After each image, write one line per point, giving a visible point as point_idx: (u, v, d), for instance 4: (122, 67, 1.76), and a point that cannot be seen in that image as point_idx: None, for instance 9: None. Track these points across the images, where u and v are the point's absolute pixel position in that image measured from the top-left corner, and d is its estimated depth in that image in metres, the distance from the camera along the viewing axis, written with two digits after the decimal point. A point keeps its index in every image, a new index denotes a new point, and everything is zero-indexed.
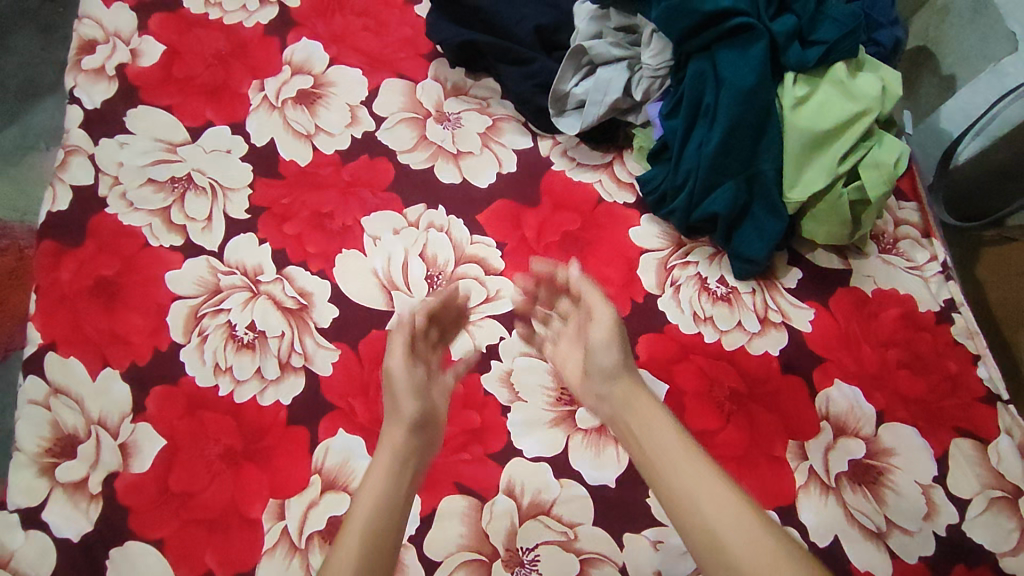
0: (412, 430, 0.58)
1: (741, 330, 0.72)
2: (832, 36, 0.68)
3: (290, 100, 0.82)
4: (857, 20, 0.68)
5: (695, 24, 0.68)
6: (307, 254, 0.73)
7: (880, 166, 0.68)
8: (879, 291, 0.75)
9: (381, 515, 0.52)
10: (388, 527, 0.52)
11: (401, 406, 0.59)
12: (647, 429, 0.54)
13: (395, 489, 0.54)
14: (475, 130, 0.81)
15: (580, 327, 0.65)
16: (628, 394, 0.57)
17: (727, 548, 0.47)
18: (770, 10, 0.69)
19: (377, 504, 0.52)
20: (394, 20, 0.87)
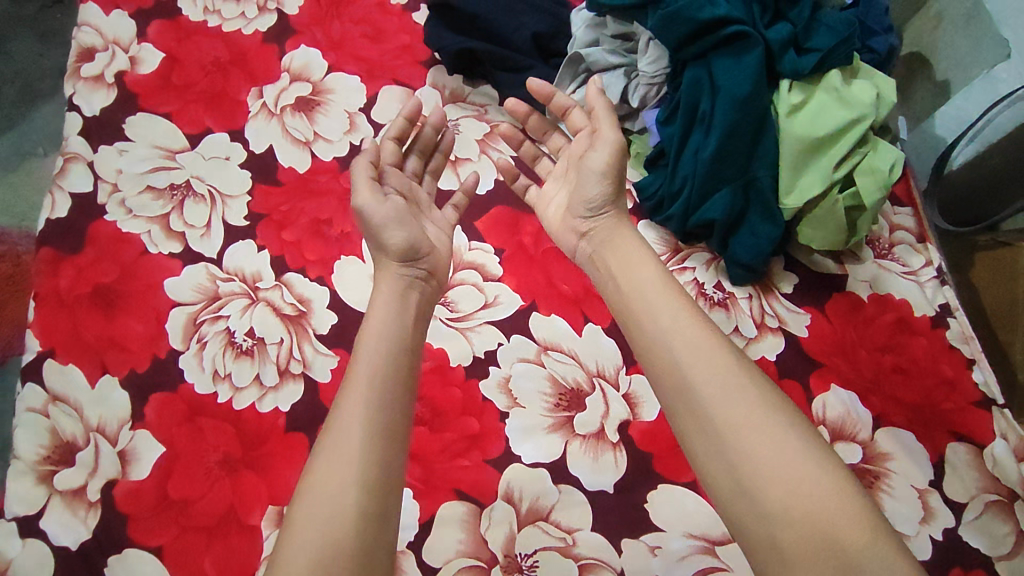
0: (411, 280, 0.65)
1: (738, 335, 0.72)
2: (826, 44, 0.69)
3: (289, 108, 0.82)
4: (850, 28, 0.69)
5: (690, 32, 0.68)
6: (306, 261, 0.73)
7: (874, 173, 0.69)
8: (875, 296, 0.75)
9: (383, 373, 0.57)
10: (395, 383, 0.56)
11: (389, 239, 0.64)
12: (644, 299, 0.60)
13: (397, 328, 0.60)
14: (474, 137, 0.81)
15: (574, 160, 0.70)
16: (613, 228, 0.65)
17: (713, 403, 0.52)
18: (764, 18, 0.70)
19: (380, 360, 0.57)
20: (392, 27, 0.88)
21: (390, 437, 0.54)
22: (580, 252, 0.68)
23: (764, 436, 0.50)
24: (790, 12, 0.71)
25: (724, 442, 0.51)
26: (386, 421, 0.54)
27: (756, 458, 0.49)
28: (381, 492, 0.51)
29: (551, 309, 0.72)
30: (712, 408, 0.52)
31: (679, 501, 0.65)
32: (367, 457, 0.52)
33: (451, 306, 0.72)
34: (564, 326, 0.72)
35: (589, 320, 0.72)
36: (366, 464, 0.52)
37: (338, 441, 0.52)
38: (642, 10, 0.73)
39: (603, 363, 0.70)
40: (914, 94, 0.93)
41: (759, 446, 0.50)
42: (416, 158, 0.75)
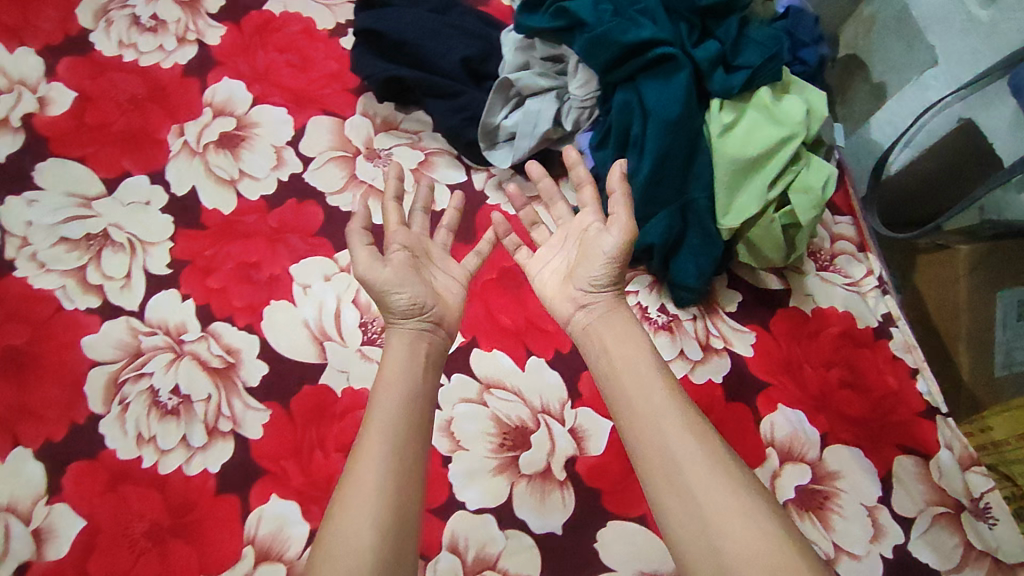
0: (419, 331, 0.60)
1: (683, 358, 0.72)
2: (755, 60, 0.66)
3: (212, 144, 0.79)
4: (771, 45, 0.67)
5: (617, 57, 0.66)
6: (233, 308, 0.71)
7: (808, 191, 0.66)
8: (819, 310, 0.75)
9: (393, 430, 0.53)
10: (411, 438, 0.54)
11: (392, 301, 0.59)
12: (635, 375, 0.55)
13: (412, 382, 0.57)
14: (407, 166, 0.79)
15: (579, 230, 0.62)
16: (612, 307, 0.60)
17: (701, 498, 0.48)
18: (690, 35, 0.67)
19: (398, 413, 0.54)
20: (319, 53, 0.84)
21: (406, 491, 0.51)
22: (576, 325, 0.61)
23: (748, 529, 0.46)
24: (715, 27, 0.68)
25: (713, 545, 0.46)
26: (403, 467, 0.51)
27: (739, 553, 0.45)
28: (400, 538, 0.49)
29: (493, 344, 0.70)
30: (701, 505, 0.48)
31: (628, 537, 0.63)
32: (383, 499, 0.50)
33: None
34: (506, 360, 0.70)
35: (531, 353, 0.70)
36: (380, 507, 0.49)
37: (354, 484, 0.50)
38: (568, 32, 0.69)
39: (548, 399, 0.68)
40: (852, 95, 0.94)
41: (749, 555, 0.45)
42: (422, 215, 0.65)
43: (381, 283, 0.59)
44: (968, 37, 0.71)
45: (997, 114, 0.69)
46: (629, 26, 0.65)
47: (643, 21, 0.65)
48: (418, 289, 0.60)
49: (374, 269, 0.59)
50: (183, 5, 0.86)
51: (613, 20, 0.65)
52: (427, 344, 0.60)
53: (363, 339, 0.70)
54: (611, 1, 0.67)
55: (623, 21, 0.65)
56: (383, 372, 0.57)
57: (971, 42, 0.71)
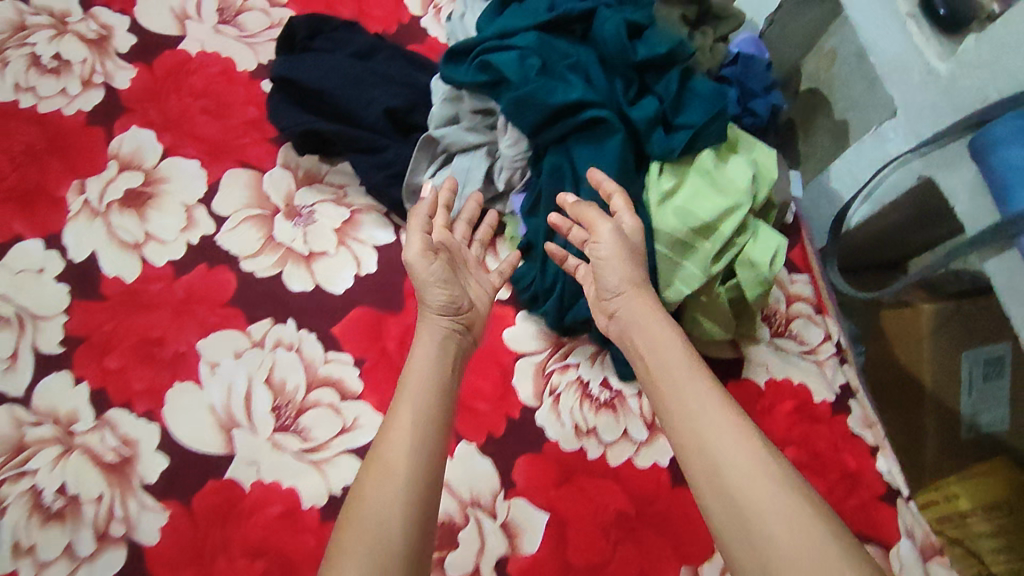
0: (451, 330, 0.59)
1: (627, 440, 0.67)
2: (698, 120, 0.60)
3: (116, 203, 0.72)
4: (715, 102, 0.61)
5: (543, 119, 0.60)
6: (132, 391, 0.64)
7: (754, 266, 0.61)
8: (773, 382, 0.70)
9: (422, 428, 0.52)
10: (436, 436, 0.53)
11: (429, 296, 0.59)
12: (680, 368, 0.53)
13: (440, 380, 0.56)
14: (330, 226, 0.72)
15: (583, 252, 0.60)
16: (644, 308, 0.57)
17: (744, 500, 0.45)
18: (627, 90, 0.61)
19: (427, 408, 0.53)
20: (237, 99, 0.78)
21: (429, 485, 0.50)
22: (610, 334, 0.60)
23: (791, 528, 0.43)
24: (655, 79, 0.62)
25: (759, 550, 0.43)
26: (425, 464, 0.50)
27: (786, 558, 0.41)
28: (422, 530, 0.48)
29: None
30: (741, 506, 0.45)
31: None
32: (410, 491, 0.48)
33: (303, 434, 0.64)
34: None
35: (461, 438, 0.65)
36: (407, 502, 0.48)
37: (381, 473, 0.49)
38: (494, 87, 0.63)
39: (479, 490, 0.63)
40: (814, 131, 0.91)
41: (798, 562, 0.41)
42: (463, 226, 0.65)
43: (422, 278, 0.59)
44: (927, 91, 0.65)
45: (955, 177, 0.63)
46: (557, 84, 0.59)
47: (572, 79, 0.60)
48: (454, 288, 0.61)
49: (422, 262, 0.59)
50: (88, 44, 0.79)
51: (539, 78, 0.58)
52: (455, 345, 0.59)
53: (276, 425, 0.64)
54: (538, 53, 0.60)
55: (548, 81, 0.59)
56: (416, 368, 0.56)
57: (929, 97, 0.65)
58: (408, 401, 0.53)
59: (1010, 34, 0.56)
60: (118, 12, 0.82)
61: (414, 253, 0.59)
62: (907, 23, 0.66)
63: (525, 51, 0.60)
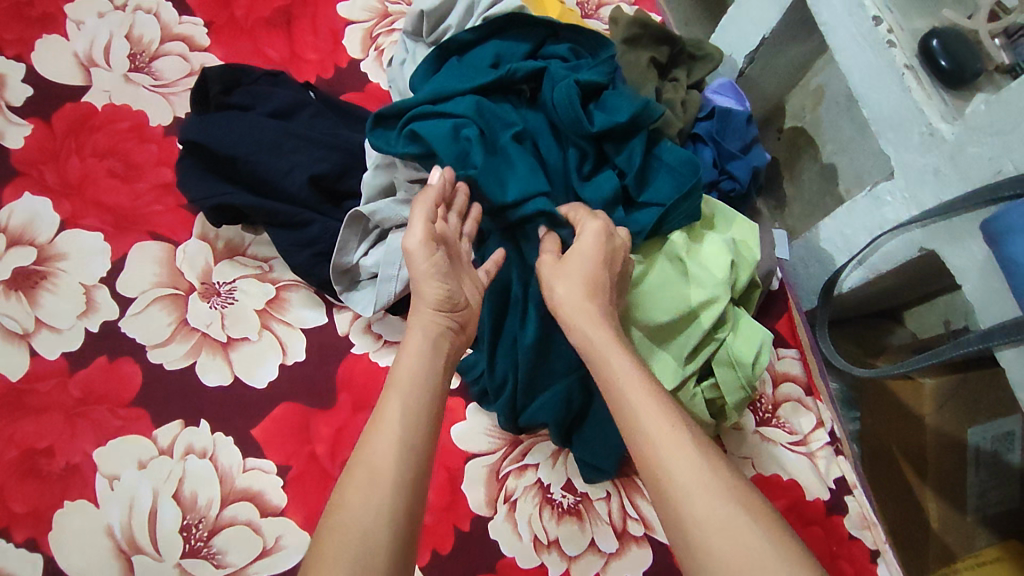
0: (445, 329, 0.49)
1: (595, 551, 0.58)
2: (667, 197, 0.54)
3: (1, 285, 0.62)
4: (682, 173, 0.54)
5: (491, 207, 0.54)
6: (10, 515, 0.54)
7: (735, 366, 0.53)
8: (761, 477, 0.61)
9: (409, 431, 0.42)
10: (426, 429, 0.43)
11: (425, 285, 0.48)
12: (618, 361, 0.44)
13: (429, 371, 0.46)
14: (253, 307, 0.64)
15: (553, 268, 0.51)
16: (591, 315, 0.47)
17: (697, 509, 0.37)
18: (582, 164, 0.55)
19: (412, 399, 0.44)
20: (149, 160, 0.69)
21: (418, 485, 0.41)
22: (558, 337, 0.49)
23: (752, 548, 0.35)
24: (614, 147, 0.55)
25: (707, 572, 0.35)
26: (412, 464, 0.41)
27: None
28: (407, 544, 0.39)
29: None
30: (693, 519, 0.37)
31: None
32: (396, 497, 0.39)
33: (216, 560, 0.55)
34: None
35: None
36: (394, 504, 0.39)
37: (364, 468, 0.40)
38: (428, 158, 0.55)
39: None
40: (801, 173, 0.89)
41: None
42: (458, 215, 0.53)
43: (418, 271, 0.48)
44: (928, 154, 0.58)
45: (964, 253, 0.56)
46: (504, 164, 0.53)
47: (518, 155, 0.54)
48: (452, 287, 0.50)
49: (423, 252, 0.48)
50: None
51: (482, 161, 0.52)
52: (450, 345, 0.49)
53: (184, 550, 0.55)
54: (476, 124, 0.53)
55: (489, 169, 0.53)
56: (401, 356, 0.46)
57: (931, 160, 0.58)
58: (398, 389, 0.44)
59: None
60: (13, 58, 0.72)
61: (418, 227, 0.48)
62: (906, 75, 0.59)
63: (461, 119, 0.54)
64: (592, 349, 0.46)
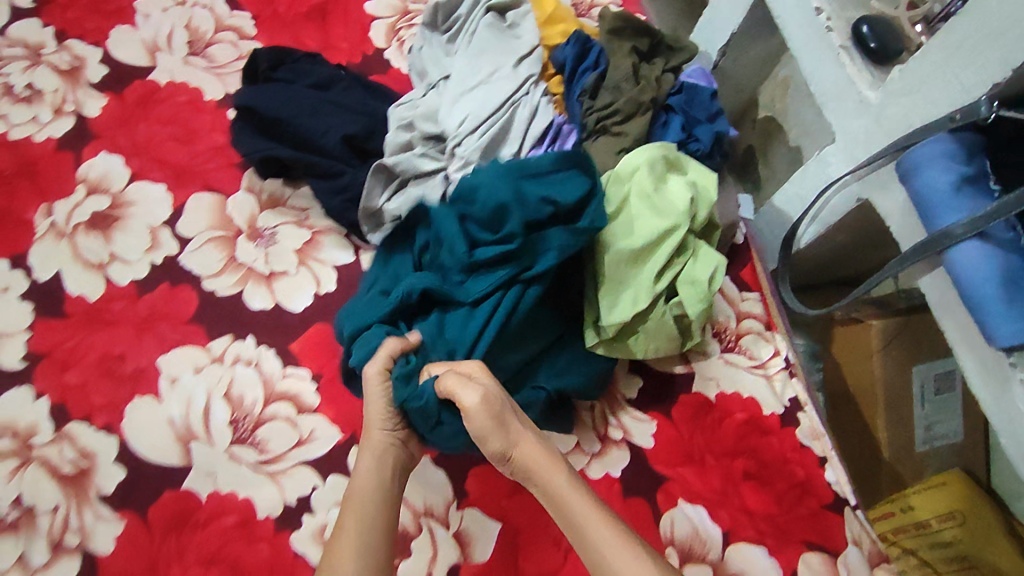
0: (392, 444, 0.60)
1: (580, 451, 0.69)
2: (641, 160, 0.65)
3: (82, 226, 0.74)
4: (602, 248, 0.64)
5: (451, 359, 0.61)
6: (91, 406, 0.65)
7: (695, 283, 0.64)
8: (723, 395, 0.72)
9: (364, 550, 0.52)
10: (381, 535, 0.54)
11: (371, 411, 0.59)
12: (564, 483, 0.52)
13: (381, 486, 0.57)
14: (292, 247, 0.75)
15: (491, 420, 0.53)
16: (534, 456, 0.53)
17: None
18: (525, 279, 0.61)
19: (368, 512, 0.55)
20: (204, 126, 0.81)
21: None
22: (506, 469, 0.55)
23: None
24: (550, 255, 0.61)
25: None
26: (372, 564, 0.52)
27: None
28: None
29: None
30: None
31: None
32: None
33: (259, 447, 0.65)
34: None
35: None
36: None
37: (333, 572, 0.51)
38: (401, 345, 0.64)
39: (431, 501, 0.64)
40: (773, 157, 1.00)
41: None
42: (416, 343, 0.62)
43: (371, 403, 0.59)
44: (861, 117, 0.69)
45: (890, 199, 0.66)
46: (453, 326, 0.61)
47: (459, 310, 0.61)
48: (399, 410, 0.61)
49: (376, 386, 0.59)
50: (62, 74, 0.83)
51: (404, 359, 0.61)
52: (395, 458, 0.59)
53: (233, 438, 0.65)
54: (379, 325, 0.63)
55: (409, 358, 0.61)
56: (359, 475, 0.57)
57: (864, 122, 0.69)
58: (355, 504, 0.55)
59: (928, 66, 0.60)
60: (92, 44, 0.85)
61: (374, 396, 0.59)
62: (841, 54, 0.70)
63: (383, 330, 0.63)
64: (541, 471, 0.53)
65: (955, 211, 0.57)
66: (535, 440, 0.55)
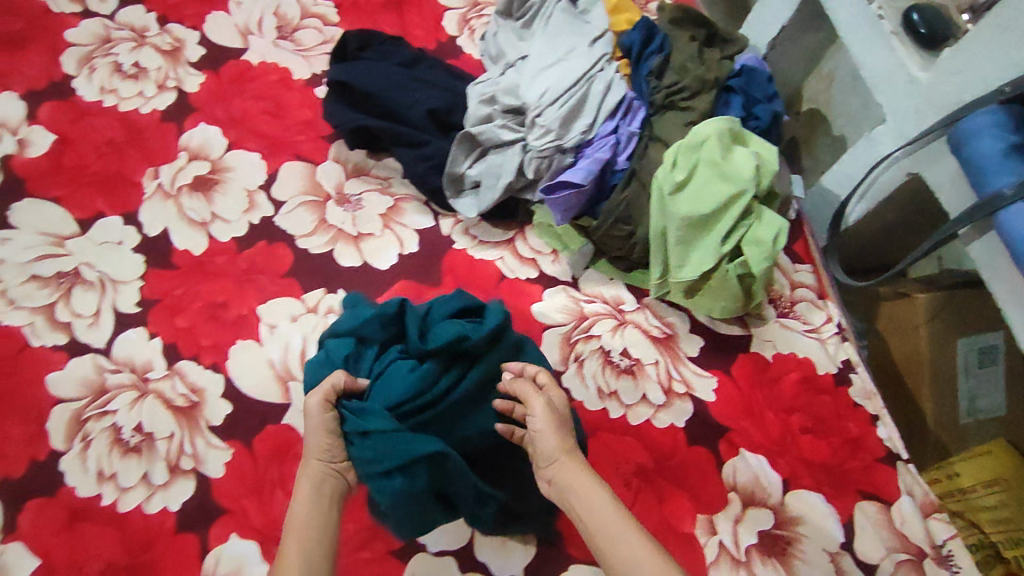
0: (328, 470, 0.58)
1: (646, 403, 0.73)
2: (708, 132, 0.69)
3: (185, 188, 0.81)
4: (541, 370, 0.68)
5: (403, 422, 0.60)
6: (199, 346, 0.72)
7: (760, 244, 0.67)
8: (779, 355, 0.76)
9: (308, 565, 0.50)
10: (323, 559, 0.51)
11: (310, 440, 0.59)
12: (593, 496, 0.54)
13: (322, 513, 0.55)
14: (377, 212, 0.81)
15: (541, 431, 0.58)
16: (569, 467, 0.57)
17: None
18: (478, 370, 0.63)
19: (309, 539, 0.52)
20: (294, 102, 0.88)
21: None
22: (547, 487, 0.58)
23: None
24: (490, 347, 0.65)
25: None
26: None
27: None
28: None
29: None
30: None
31: None
32: None
33: None
34: None
35: None
36: None
37: None
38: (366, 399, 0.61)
39: None
40: (817, 145, 1.04)
41: None
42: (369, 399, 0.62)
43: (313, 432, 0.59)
44: (912, 96, 0.74)
45: (940, 170, 0.71)
46: (396, 384, 0.61)
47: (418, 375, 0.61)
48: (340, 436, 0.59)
49: (318, 412, 0.59)
50: (163, 54, 0.90)
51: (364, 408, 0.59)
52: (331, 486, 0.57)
53: None
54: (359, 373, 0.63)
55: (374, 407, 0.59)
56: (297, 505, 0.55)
57: (915, 102, 0.74)
58: (295, 531, 0.52)
59: (979, 45, 0.65)
60: (190, 27, 0.93)
61: (316, 425, 0.58)
62: (892, 39, 0.75)
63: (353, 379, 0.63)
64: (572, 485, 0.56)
65: (1004, 174, 0.61)
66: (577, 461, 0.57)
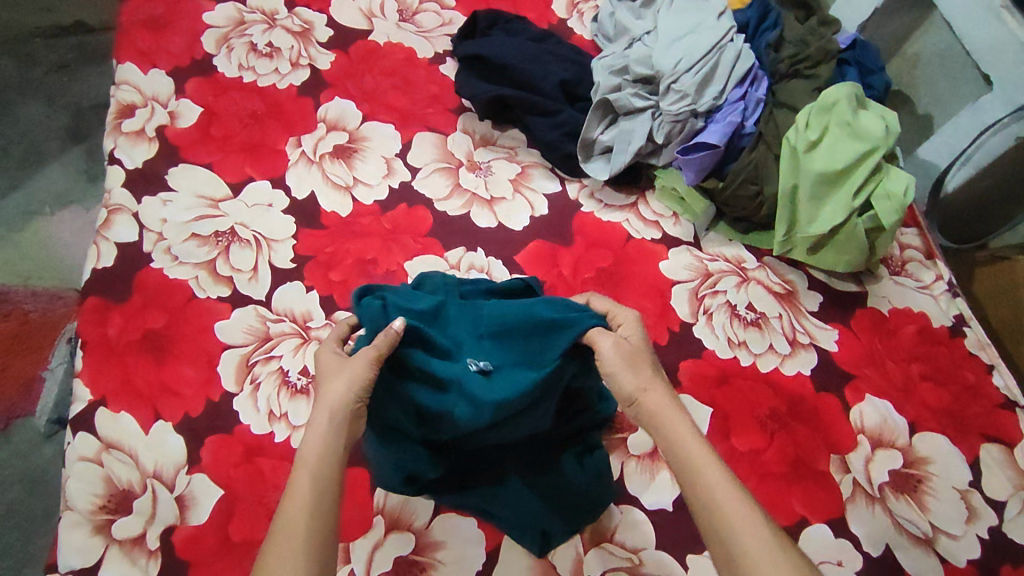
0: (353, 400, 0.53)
1: (773, 352, 0.77)
2: (839, 96, 0.75)
3: (327, 155, 0.86)
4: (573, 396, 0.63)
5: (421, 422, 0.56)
6: None
7: (891, 198, 0.73)
8: (896, 310, 0.81)
9: (322, 506, 0.47)
10: (333, 497, 0.48)
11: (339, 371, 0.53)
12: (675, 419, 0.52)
13: (336, 445, 0.51)
14: (507, 178, 0.86)
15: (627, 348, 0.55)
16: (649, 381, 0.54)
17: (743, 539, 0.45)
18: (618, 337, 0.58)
19: (319, 480, 0.48)
20: (421, 78, 0.93)
21: None
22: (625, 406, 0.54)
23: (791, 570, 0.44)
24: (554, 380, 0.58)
25: None
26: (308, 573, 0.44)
27: None
28: None
29: None
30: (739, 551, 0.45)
31: None
32: None
33: None
34: None
35: None
36: None
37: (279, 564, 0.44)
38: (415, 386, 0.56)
39: None
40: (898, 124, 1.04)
41: None
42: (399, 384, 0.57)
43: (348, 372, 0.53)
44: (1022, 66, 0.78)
45: None
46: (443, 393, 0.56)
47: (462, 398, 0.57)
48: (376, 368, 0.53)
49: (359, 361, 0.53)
50: (295, 34, 0.95)
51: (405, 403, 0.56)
52: (356, 413, 0.53)
53: None
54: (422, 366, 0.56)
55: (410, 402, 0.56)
56: (313, 432, 0.51)
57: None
58: (308, 464, 0.49)
59: None
60: (317, 10, 0.98)
61: (349, 377, 0.53)
62: (1002, 13, 0.80)
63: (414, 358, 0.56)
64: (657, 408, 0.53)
65: None
66: (660, 387, 0.55)
